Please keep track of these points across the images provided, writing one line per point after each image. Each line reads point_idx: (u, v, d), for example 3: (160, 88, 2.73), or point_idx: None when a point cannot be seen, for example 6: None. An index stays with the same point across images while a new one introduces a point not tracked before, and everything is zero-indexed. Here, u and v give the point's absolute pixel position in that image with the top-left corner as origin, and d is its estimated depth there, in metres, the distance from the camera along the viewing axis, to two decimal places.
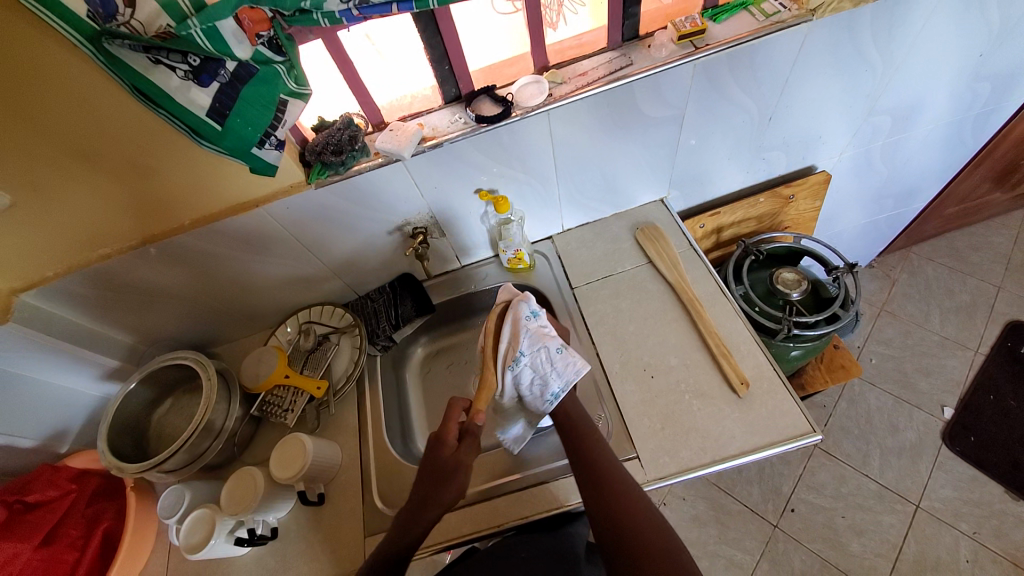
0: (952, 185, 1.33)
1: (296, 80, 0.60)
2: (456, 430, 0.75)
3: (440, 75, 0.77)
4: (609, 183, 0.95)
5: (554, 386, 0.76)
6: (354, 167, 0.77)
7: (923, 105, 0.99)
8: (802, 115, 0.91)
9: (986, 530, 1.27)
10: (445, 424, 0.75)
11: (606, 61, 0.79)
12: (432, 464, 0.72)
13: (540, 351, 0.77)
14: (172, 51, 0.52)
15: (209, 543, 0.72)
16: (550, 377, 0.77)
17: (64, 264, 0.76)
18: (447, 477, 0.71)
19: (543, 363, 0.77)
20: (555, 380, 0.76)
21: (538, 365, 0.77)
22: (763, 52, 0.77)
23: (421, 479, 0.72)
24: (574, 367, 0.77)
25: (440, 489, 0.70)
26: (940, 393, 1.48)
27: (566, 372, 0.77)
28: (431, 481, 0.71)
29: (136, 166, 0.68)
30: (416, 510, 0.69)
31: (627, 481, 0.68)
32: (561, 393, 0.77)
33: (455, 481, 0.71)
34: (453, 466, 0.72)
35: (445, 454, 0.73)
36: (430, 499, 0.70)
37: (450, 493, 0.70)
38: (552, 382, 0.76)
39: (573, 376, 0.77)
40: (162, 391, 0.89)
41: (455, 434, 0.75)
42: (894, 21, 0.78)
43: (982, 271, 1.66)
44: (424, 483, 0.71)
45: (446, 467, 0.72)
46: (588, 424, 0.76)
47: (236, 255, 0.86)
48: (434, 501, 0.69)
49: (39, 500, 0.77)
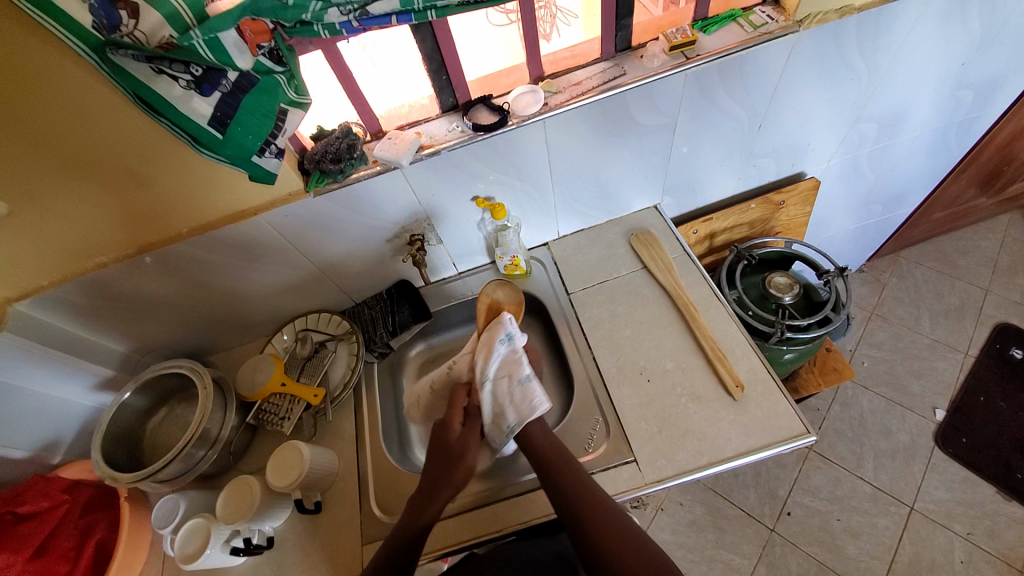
0: (938, 191, 1.37)
1: (296, 89, 0.62)
2: (460, 413, 0.78)
3: (437, 84, 0.78)
4: (603, 191, 0.96)
5: (509, 419, 0.75)
6: (352, 175, 0.78)
7: (907, 113, 1.01)
8: (792, 123, 0.94)
9: (979, 530, 1.28)
10: (450, 407, 0.78)
11: (600, 71, 0.81)
12: (442, 448, 0.75)
13: (504, 379, 0.78)
14: (174, 61, 0.53)
15: (205, 553, 0.71)
16: (507, 408, 0.76)
17: (58, 273, 0.76)
18: (457, 458, 0.74)
19: (504, 393, 0.77)
20: (512, 412, 0.75)
21: (500, 394, 0.77)
22: (752, 62, 0.79)
23: (431, 463, 0.75)
24: (532, 403, 0.74)
25: (449, 471, 0.73)
26: (931, 395, 1.50)
27: (526, 405, 0.75)
28: (440, 464, 0.74)
29: (134, 175, 0.69)
30: (427, 495, 0.71)
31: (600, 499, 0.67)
32: (516, 428, 0.74)
33: (463, 463, 0.73)
34: (460, 447, 0.74)
35: (453, 435, 0.76)
36: (441, 481, 0.72)
37: (462, 474, 0.73)
38: (507, 414, 0.75)
39: (529, 413, 0.74)
40: (157, 400, 0.88)
41: (459, 419, 0.78)
42: (877, 31, 0.81)
43: (970, 275, 1.69)
44: (435, 466, 0.74)
45: (455, 449, 0.74)
46: (576, 464, 0.71)
47: (233, 264, 0.86)
48: (445, 483, 0.72)
49: (31, 511, 0.76)
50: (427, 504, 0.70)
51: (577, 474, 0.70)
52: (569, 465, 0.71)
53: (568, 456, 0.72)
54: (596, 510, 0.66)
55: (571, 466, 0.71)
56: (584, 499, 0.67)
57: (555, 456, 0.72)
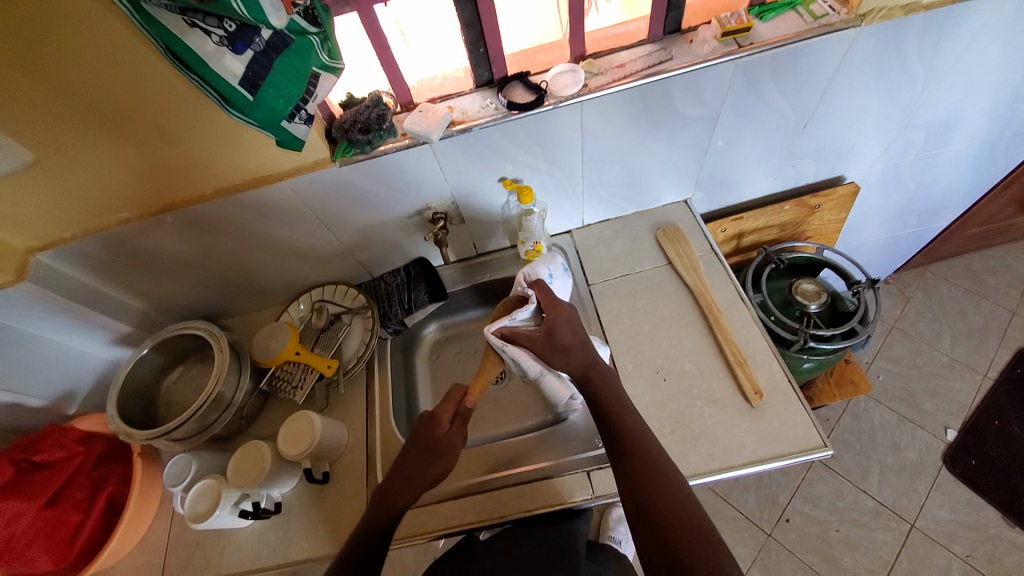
0: (978, 206, 1.31)
1: (330, 53, 0.59)
2: (451, 413, 0.75)
3: (474, 57, 0.75)
4: (634, 181, 0.93)
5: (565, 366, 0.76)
6: (380, 147, 0.76)
7: (960, 121, 0.96)
8: (839, 123, 0.89)
9: (979, 553, 1.27)
10: (440, 406, 0.75)
11: (645, 54, 0.77)
12: (425, 442, 0.72)
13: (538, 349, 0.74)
14: (209, 14, 0.51)
15: (214, 512, 0.72)
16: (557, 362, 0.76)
17: (83, 226, 0.76)
18: (438, 455, 0.72)
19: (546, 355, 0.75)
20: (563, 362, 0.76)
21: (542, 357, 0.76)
22: (808, 55, 0.75)
23: (408, 456, 0.72)
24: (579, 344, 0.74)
25: (427, 464, 0.71)
26: (944, 414, 1.47)
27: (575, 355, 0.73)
28: (419, 458, 0.72)
29: (161, 131, 0.67)
30: (404, 482, 0.70)
31: (660, 465, 0.64)
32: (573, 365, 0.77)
33: (443, 459, 0.71)
34: (443, 446, 0.72)
35: (439, 433, 0.73)
36: (415, 474, 0.70)
37: (436, 472, 0.71)
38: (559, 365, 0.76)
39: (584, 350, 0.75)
40: (173, 358, 0.88)
41: (454, 422, 0.75)
42: (944, 32, 0.76)
43: (999, 294, 1.64)
44: (415, 457, 0.72)
45: (438, 445, 0.72)
46: (648, 437, 0.67)
47: (254, 229, 0.85)
48: (421, 476, 0.70)
49: (46, 461, 0.77)
50: (397, 493, 0.69)
51: (641, 440, 0.66)
52: (637, 437, 0.66)
53: (640, 427, 0.68)
54: (659, 487, 0.61)
55: (641, 438, 0.66)
56: (646, 475, 0.63)
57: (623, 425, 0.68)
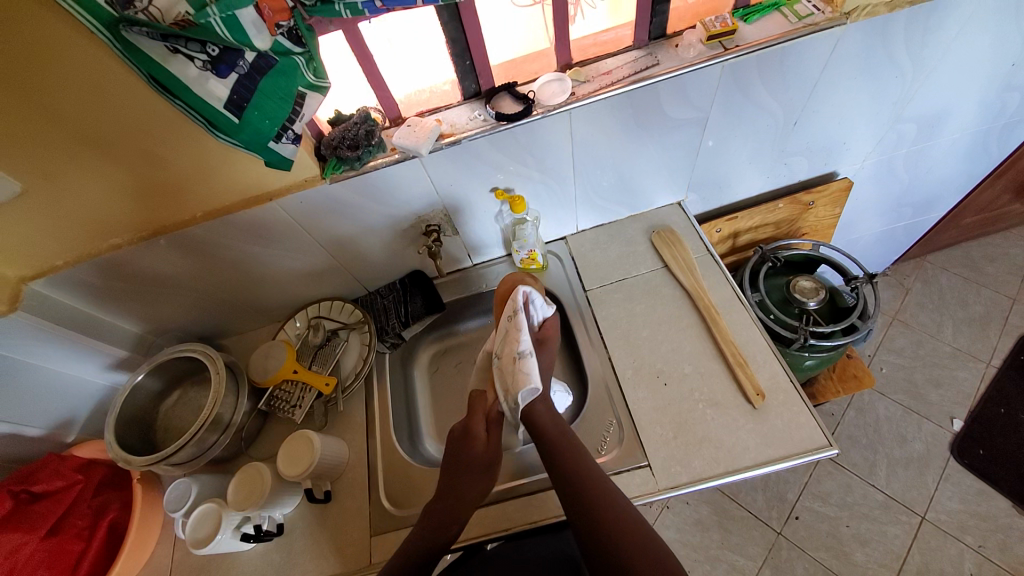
0: (972, 196, 1.31)
1: (315, 72, 0.59)
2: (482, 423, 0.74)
3: (460, 69, 0.75)
4: (625, 185, 0.93)
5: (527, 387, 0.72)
6: (369, 163, 0.76)
7: (949, 113, 0.96)
8: (828, 121, 0.89)
9: (991, 544, 1.26)
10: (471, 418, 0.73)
11: (631, 60, 0.77)
12: (463, 462, 0.70)
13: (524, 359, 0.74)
14: (190, 40, 0.50)
15: (215, 538, 0.71)
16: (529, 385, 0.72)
17: (73, 253, 0.76)
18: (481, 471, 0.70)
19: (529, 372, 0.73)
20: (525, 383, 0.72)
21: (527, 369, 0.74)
22: (794, 55, 0.75)
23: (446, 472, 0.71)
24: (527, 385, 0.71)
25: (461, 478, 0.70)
26: (949, 405, 1.47)
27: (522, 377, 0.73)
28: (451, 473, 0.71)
29: (148, 155, 0.67)
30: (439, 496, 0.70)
31: (606, 486, 0.64)
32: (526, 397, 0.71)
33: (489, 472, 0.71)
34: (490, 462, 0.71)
35: (478, 450, 0.71)
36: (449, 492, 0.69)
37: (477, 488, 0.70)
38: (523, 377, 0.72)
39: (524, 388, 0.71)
40: (170, 382, 0.88)
41: (483, 429, 0.72)
42: (928, 26, 0.76)
43: (998, 282, 1.63)
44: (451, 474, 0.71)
45: (482, 462, 0.71)
46: (595, 469, 0.66)
47: (248, 249, 0.84)
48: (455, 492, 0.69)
49: (46, 491, 0.77)
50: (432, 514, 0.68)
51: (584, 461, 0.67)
52: (580, 459, 0.67)
53: (600, 474, 0.66)
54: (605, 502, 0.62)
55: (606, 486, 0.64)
56: (599, 499, 0.62)
57: (577, 470, 0.65)
